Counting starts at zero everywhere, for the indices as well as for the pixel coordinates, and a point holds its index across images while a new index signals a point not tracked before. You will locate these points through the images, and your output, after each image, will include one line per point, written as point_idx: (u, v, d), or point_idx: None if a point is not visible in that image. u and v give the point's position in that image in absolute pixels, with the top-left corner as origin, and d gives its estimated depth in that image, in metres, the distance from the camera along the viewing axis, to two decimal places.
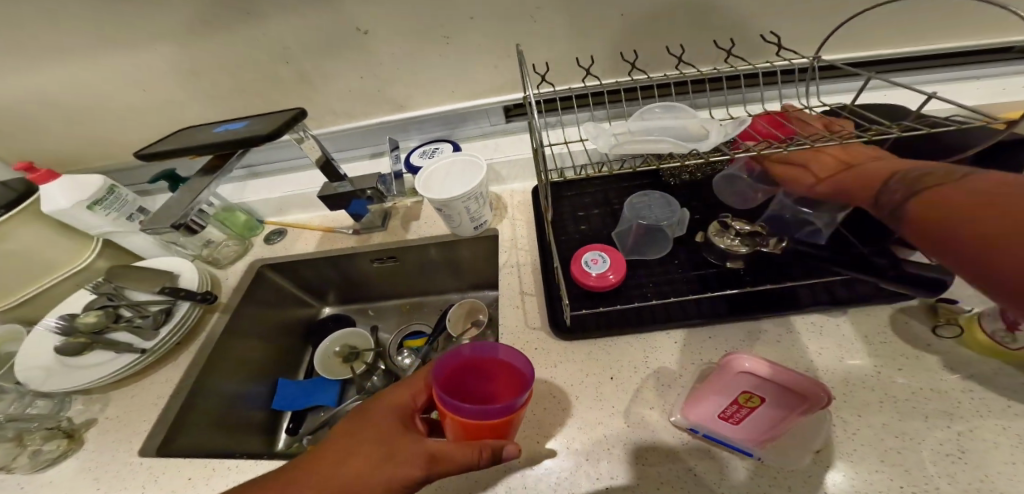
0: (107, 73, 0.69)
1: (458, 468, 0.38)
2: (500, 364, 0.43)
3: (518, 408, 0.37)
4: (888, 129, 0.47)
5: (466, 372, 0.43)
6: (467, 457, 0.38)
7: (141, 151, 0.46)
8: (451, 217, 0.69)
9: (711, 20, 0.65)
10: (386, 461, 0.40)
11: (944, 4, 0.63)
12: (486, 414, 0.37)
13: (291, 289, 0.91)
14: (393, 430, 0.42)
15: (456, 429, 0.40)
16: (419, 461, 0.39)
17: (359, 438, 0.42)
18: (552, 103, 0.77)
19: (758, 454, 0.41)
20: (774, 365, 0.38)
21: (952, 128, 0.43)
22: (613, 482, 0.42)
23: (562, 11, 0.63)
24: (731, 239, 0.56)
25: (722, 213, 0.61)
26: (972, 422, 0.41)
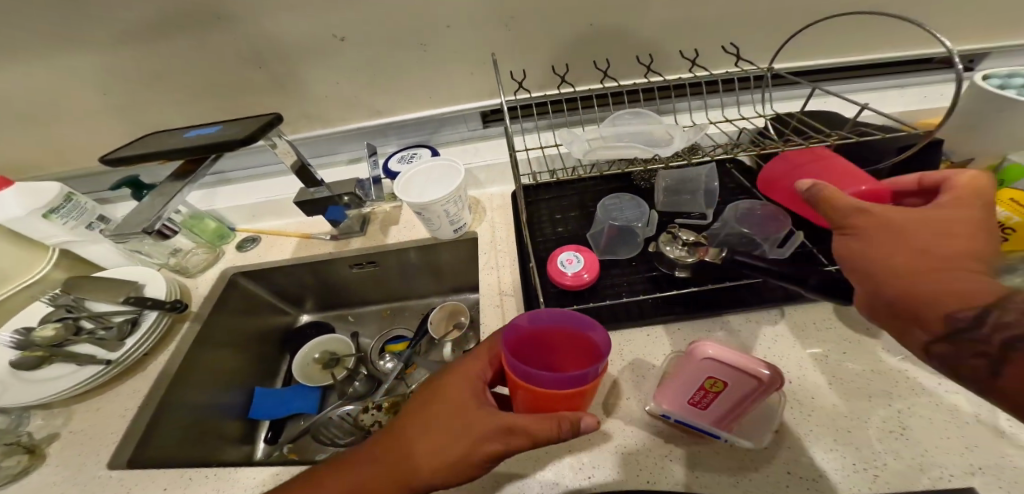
0: (71, 76, 0.67)
1: (536, 439, 0.39)
2: (564, 334, 0.43)
3: (594, 376, 0.37)
4: (824, 140, 0.51)
5: (529, 344, 0.44)
6: (545, 429, 0.39)
7: (106, 156, 0.44)
8: (429, 220, 0.70)
9: (675, 31, 0.68)
10: (460, 435, 0.40)
11: (880, 20, 0.69)
12: (563, 383, 0.37)
13: (266, 296, 0.90)
14: (465, 401, 0.42)
15: (529, 398, 0.40)
16: (491, 437, 0.40)
17: (435, 414, 0.42)
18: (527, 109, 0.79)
19: (725, 436, 0.43)
20: (717, 346, 0.42)
21: (882, 137, 0.46)
22: (594, 473, 0.44)
23: (535, 21, 0.66)
24: (681, 249, 0.59)
25: (674, 223, 0.63)
26: (909, 400, 0.45)
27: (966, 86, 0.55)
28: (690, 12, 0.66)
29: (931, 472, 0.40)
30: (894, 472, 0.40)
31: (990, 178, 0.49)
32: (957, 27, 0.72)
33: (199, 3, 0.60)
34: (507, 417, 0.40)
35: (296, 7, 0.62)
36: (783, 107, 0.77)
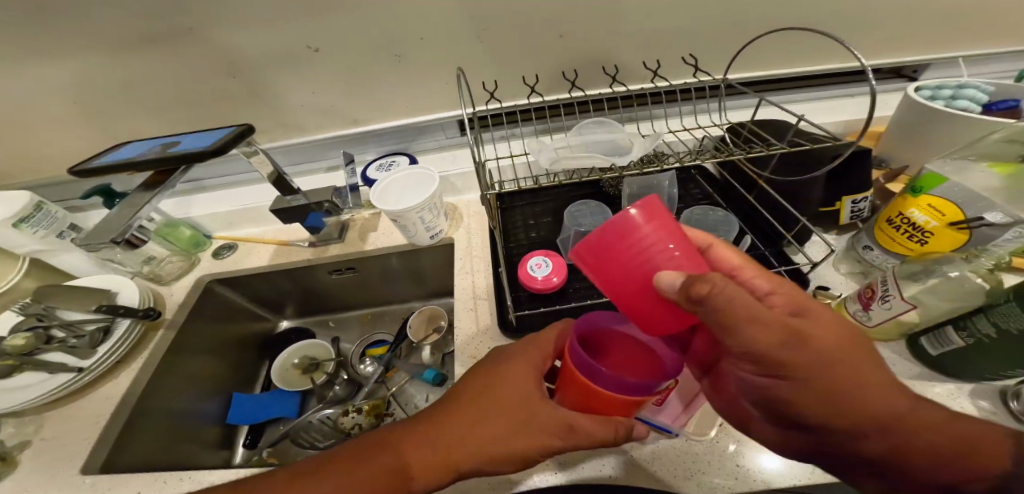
0: (43, 83, 0.67)
1: (590, 439, 0.40)
2: (626, 341, 0.43)
3: (656, 391, 0.37)
4: (772, 149, 0.54)
5: (590, 343, 0.44)
6: (598, 430, 0.40)
7: (74, 167, 0.44)
8: (404, 227, 0.71)
9: (640, 44, 0.71)
10: (524, 426, 0.42)
11: (830, 34, 0.73)
12: (624, 391, 0.37)
13: (244, 303, 0.90)
14: (529, 394, 0.43)
15: (583, 400, 0.41)
16: (552, 432, 0.41)
17: (498, 402, 0.43)
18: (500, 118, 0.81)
19: (677, 431, 0.45)
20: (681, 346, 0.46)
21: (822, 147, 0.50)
22: (554, 469, 0.46)
23: (504, 33, 0.68)
24: None
25: None
26: None
27: (903, 98, 0.60)
28: (654, 26, 0.69)
29: None
30: None
31: (909, 184, 0.48)
32: (903, 41, 0.76)
33: (172, 14, 0.61)
34: (568, 415, 0.41)
35: (270, 19, 0.63)
36: (739, 114, 0.80)
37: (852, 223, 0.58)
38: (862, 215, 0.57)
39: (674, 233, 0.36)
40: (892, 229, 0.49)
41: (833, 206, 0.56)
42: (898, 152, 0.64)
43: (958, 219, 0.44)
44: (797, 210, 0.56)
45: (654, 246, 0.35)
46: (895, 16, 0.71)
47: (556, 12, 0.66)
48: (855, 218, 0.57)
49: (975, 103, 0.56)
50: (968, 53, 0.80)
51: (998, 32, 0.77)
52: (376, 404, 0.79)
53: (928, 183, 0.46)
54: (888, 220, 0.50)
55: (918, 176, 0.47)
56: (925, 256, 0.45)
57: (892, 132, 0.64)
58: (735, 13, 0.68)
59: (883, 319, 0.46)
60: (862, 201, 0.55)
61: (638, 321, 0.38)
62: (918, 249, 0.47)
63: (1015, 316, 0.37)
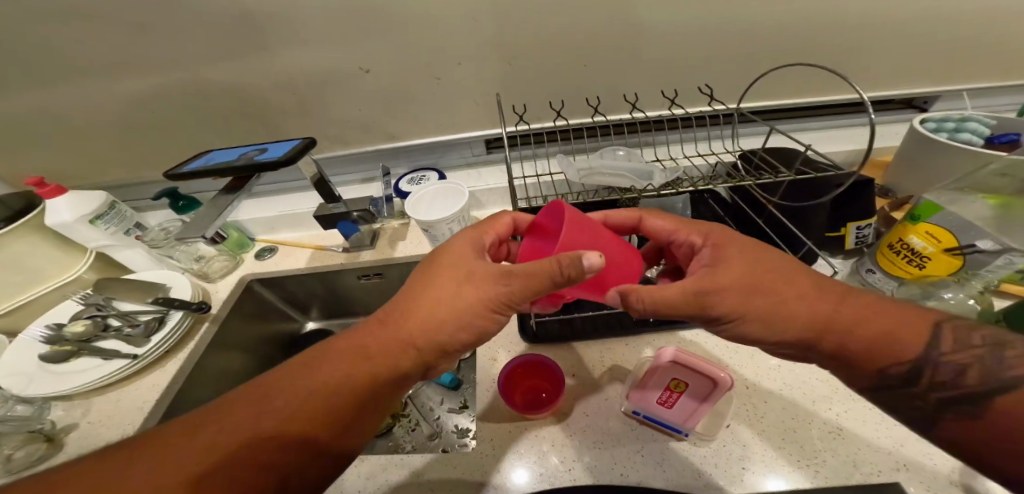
0: (120, 93, 0.75)
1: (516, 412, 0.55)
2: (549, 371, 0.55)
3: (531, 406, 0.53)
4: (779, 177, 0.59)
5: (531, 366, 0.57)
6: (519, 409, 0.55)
7: (168, 171, 0.50)
8: (435, 236, 0.77)
9: (661, 74, 0.77)
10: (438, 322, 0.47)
11: (841, 68, 0.78)
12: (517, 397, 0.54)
13: (277, 303, 0.96)
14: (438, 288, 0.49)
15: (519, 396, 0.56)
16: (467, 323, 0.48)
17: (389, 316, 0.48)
18: (528, 138, 0.87)
19: (689, 432, 0.48)
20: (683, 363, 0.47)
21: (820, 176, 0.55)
22: (573, 466, 0.49)
23: (535, 61, 0.75)
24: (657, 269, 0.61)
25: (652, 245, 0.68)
26: (847, 405, 0.50)
27: (909, 130, 0.64)
28: (675, 55, 0.74)
29: (863, 467, 0.45)
30: (832, 467, 0.45)
31: (908, 211, 0.52)
32: (910, 76, 0.80)
33: (244, 37, 0.69)
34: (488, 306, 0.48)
35: (325, 42, 0.70)
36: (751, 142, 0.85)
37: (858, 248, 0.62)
38: (866, 241, 0.61)
39: (583, 224, 0.47)
40: (893, 252, 0.52)
41: (839, 231, 0.60)
42: (904, 181, 0.67)
43: (953, 245, 0.48)
44: (804, 234, 0.60)
45: (580, 240, 0.46)
46: (902, 52, 0.76)
47: (584, 44, 0.72)
48: (860, 243, 0.61)
49: (978, 135, 0.60)
50: (976, 87, 0.84)
51: (1003, 69, 0.81)
52: None
53: (926, 211, 0.50)
54: (888, 244, 0.53)
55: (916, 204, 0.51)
56: (924, 280, 0.50)
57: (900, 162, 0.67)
58: (751, 45, 0.73)
59: None
60: (866, 227, 0.59)
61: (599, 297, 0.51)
62: (916, 272, 0.51)
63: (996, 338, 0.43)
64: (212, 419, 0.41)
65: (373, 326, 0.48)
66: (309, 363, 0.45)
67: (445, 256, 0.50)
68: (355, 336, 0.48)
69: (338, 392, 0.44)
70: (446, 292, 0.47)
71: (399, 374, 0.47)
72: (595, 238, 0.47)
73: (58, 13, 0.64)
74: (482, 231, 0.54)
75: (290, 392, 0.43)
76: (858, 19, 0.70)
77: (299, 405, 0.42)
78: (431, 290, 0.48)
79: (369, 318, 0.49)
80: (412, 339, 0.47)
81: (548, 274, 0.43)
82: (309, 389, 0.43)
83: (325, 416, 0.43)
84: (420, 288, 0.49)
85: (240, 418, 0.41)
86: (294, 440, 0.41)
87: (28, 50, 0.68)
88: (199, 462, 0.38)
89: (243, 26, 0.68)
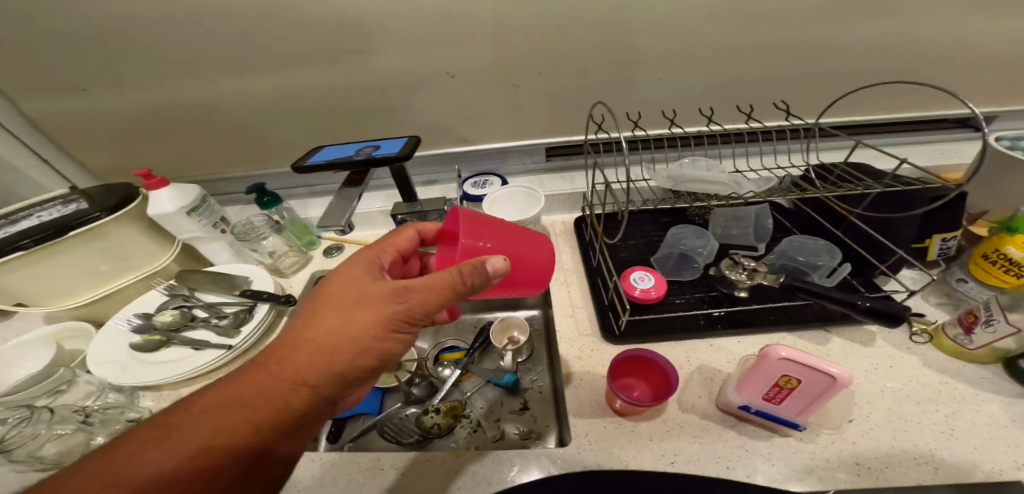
0: (217, 95, 0.76)
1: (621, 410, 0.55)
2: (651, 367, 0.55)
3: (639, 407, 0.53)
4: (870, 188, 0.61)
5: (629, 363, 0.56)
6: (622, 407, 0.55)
7: (298, 164, 0.54)
8: None
9: (739, 86, 0.78)
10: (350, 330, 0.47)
11: (914, 86, 0.80)
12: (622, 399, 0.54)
13: None
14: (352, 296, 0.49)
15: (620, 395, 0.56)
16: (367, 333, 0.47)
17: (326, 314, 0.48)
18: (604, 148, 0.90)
19: (806, 425, 0.48)
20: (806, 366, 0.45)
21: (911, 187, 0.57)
22: (676, 460, 0.50)
23: (618, 72, 0.76)
24: (742, 273, 0.63)
25: (733, 251, 0.70)
26: (955, 406, 0.50)
27: (987, 147, 0.65)
28: (756, 68, 0.76)
29: (984, 468, 0.45)
30: (952, 467, 0.45)
31: (1003, 225, 0.54)
32: (980, 96, 0.82)
33: (343, 41, 0.71)
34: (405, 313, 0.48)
35: (420, 48, 0.73)
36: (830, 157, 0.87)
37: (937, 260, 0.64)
38: (946, 253, 0.63)
39: (479, 229, 0.52)
40: (988, 263, 0.54)
41: (924, 242, 0.61)
42: (979, 196, 0.68)
43: None
44: (892, 244, 0.61)
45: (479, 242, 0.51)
46: (978, 72, 0.77)
47: (670, 57, 0.74)
48: (941, 255, 0.62)
49: None
50: None
51: None
52: (454, 406, 0.90)
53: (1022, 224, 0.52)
54: (982, 255, 0.55)
55: (1012, 217, 0.54)
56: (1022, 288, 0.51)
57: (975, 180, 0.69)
58: (833, 61, 0.75)
59: (985, 343, 0.51)
60: (950, 239, 0.61)
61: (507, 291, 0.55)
62: (1013, 281, 0.53)
63: None
64: (157, 436, 0.41)
65: (293, 344, 0.47)
66: (256, 378, 0.46)
67: (351, 273, 0.51)
68: (281, 352, 0.47)
69: (282, 412, 0.45)
70: (363, 317, 0.47)
71: (335, 387, 0.48)
72: (495, 238, 0.52)
73: (172, 15, 0.65)
74: (381, 249, 0.57)
75: (239, 410, 0.44)
76: (939, 38, 0.72)
77: (245, 423, 0.43)
78: (337, 309, 0.48)
79: (293, 328, 0.48)
80: (343, 354, 0.47)
81: (453, 282, 0.46)
82: (264, 402, 0.44)
83: (280, 428, 0.45)
84: (331, 306, 0.48)
85: (187, 434, 0.41)
86: (249, 454, 0.43)
87: (136, 50, 0.69)
88: (158, 478, 0.39)
89: (345, 31, 0.70)
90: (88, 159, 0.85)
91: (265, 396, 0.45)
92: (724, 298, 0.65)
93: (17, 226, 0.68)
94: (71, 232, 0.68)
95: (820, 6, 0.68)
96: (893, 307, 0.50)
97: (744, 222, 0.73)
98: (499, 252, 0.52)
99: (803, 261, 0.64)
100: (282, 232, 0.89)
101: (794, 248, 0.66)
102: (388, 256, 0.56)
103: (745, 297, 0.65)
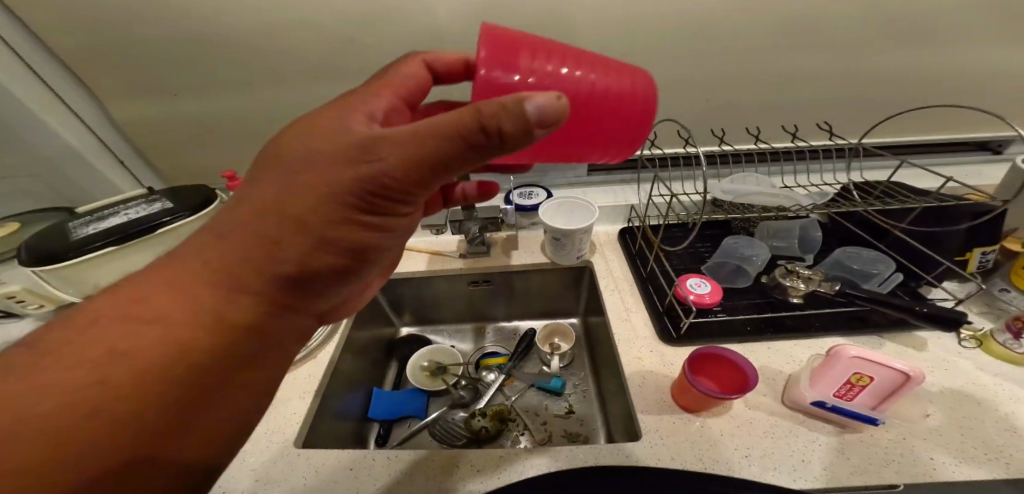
0: (296, 104, 0.80)
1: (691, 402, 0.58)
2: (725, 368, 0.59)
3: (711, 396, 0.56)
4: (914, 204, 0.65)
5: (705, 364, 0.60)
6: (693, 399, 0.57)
7: None
8: (563, 244, 0.83)
9: (784, 107, 0.83)
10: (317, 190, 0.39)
11: (942, 111, 0.86)
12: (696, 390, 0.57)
13: (382, 303, 1.07)
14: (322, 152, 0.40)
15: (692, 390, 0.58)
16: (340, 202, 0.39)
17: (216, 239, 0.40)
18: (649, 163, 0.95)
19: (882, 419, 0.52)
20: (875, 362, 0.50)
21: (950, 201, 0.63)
22: (751, 452, 0.54)
23: (673, 91, 0.81)
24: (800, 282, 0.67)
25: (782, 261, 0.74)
26: (1013, 407, 0.54)
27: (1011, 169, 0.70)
28: (801, 91, 0.81)
29: None
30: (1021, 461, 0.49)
31: None
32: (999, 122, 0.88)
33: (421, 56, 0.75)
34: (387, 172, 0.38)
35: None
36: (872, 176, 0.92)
37: (976, 273, 0.66)
38: (987, 266, 0.66)
39: (517, 45, 0.41)
40: None
41: (966, 255, 0.64)
42: None
43: None
44: (936, 256, 0.65)
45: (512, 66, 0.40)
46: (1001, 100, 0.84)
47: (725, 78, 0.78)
48: (981, 268, 0.65)
49: None
50: None
51: None
52: (499, 410, 0.91)
53: None
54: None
55: None
56: None
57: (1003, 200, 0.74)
58: (873, 85, 0.80)
59: None
60: (990, 253, 0.64)
61: (559, 147, 0.46)
62: None
63: None
64: (52, 364, 0.34)
65: (219, 236, 0.41)
66: (177, 293, 0.39)
67: (327, 120, 0.42)
68: (203, 249, 0.40)
69: (210, 328, 0.39)
70: (304, 204, 0.39)
71: (285, 286, 0.41)
72: (547, 61, 0.41)
73: (264, 28, 0.69)
74: (375, 90, 0.47)
75: (145, 331, 0.37)
76: (972, 66, 0.78)
77: (170, 344, 0.37)
78: (266, 188, 0.41)
79: (209, 229, 0.41)
80: (285, 247, 0.40)
81: (463, 122, 0.35)
82: (192, 316, 0.38)
83: (216, 351, 0.39)
84: (260, 188, 0.41)
85: (89, 364, 0.34)
86: (185, 386, 0.37)
87: (228, 60, 0.73)
88: (48, 400, 0.32)
89: (422, 47, 0.74)
90: (158, 160, 0.89)
91: (142, 360, 0.35)
92: (778, 305, 0.69)
93: (106, 223, 0.70)
94: (157, 229, 0.72)
95: (867, 36, 0.73)
96: (949, 312, 0.54)
97: (792, 234, 0.77)
98: (543, 87, 0.41)
99: (854, 270, 0.68)
100: None
101: (847, 257, 0.70)
102: (381, 102, 0.46)
103: (799, 303, 0.69)
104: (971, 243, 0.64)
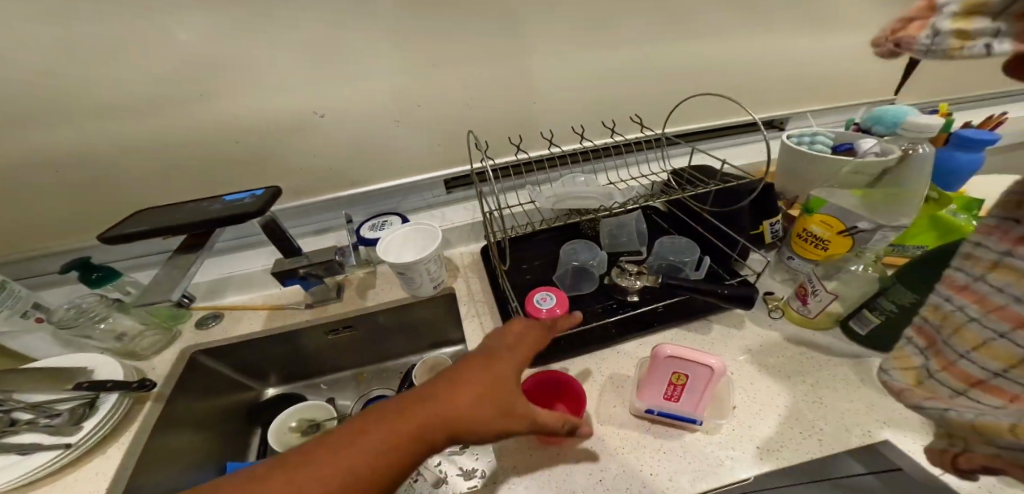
0: (25, 150, 0.63)
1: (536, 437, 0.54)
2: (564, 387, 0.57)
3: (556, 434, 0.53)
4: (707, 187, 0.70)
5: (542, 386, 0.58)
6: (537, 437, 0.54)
7: (106, 234, 0.43)
8: (410, 279, 0.74)
9: (599, 103, 0.84)
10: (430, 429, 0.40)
11: (744, 96, 0.92)
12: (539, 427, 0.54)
13: (226, 371, 0.81)
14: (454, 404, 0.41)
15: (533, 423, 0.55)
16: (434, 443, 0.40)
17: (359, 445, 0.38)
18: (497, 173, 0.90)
19: (701, 421, 0.53)
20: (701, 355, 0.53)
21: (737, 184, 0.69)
22: (604, 473, 0.51)
23: (490, 99, 0.77)
24: (631, 279, 0.70)
25: (623, 260, 0.75)
26: (817, 375, 0.58)
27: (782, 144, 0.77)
28: (615, 92, 0.83)
29: (853, 425, 0.52)
30: (830, 433, 0.52)
31: (804, 207, 0.67)
32: (794, 97, 0.97)
33: (181, 83, 0.63)
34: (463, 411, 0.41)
35: (284, 86, 0.67)
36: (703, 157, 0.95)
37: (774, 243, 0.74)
38: (778, 234, 0.74)
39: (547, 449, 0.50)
40: (806, 240, 0.66)
41: (758, 229, 0.72)
42: (787, 182, 0.79)
43: (842, 228, 0.62)
44: (740, 233, 0.69)
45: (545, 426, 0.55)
46: (783, 80, 0.92)
47: (532, 79, 0.77)
48: (774, 237, 0.73)
49: (826, 145, 0.74)
50: (843, 103, 1.01)
51: (855, 93, 1.01)
52: None
53: (815, 205, 0.66)
54: (801, 235, 0.67)
55: (808, 201, 0.67)
56: (831, 259, 0.64)
57: (781, 171, 0.79)
58: (672, 78, 0.84)
59: (818, 310, 0.61)
60: (776, 223, 0.72)
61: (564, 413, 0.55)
62: (823, 254, 0.64)
63: (902, 293, 0.54)
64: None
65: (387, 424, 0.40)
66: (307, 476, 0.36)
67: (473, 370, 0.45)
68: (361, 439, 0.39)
69: None
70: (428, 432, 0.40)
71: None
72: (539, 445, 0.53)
73: None
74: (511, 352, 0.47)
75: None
76: (748, 53, 0.85)
77: None
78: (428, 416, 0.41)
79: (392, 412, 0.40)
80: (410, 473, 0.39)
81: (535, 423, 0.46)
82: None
83: None
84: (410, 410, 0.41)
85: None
86: None
87: None
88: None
89: (181, 73, 0.62)
90: None
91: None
92: (621, 306, 0.69)
93: None
94: None
95: (646, 26, 0.76)
96: (743, 292, 0.59)
97: (625, 230, 0.79)
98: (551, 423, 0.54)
99: (674, 258, 0.72)
100: (129, 310, 0.74)
101: (667, 247, 0.74)
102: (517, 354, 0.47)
103: (639, 301, 0.69)
104: (760, 216, 0.70)
